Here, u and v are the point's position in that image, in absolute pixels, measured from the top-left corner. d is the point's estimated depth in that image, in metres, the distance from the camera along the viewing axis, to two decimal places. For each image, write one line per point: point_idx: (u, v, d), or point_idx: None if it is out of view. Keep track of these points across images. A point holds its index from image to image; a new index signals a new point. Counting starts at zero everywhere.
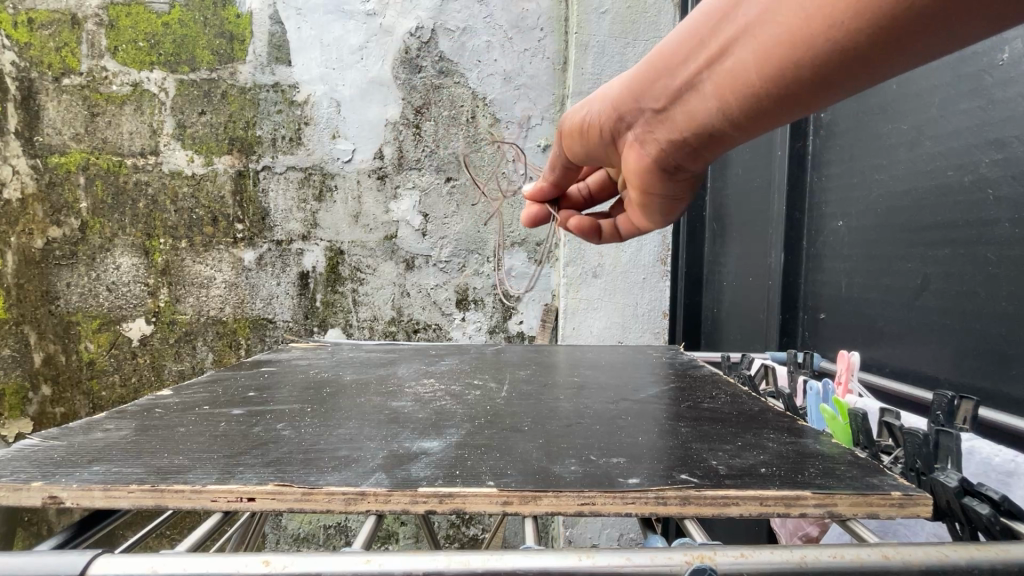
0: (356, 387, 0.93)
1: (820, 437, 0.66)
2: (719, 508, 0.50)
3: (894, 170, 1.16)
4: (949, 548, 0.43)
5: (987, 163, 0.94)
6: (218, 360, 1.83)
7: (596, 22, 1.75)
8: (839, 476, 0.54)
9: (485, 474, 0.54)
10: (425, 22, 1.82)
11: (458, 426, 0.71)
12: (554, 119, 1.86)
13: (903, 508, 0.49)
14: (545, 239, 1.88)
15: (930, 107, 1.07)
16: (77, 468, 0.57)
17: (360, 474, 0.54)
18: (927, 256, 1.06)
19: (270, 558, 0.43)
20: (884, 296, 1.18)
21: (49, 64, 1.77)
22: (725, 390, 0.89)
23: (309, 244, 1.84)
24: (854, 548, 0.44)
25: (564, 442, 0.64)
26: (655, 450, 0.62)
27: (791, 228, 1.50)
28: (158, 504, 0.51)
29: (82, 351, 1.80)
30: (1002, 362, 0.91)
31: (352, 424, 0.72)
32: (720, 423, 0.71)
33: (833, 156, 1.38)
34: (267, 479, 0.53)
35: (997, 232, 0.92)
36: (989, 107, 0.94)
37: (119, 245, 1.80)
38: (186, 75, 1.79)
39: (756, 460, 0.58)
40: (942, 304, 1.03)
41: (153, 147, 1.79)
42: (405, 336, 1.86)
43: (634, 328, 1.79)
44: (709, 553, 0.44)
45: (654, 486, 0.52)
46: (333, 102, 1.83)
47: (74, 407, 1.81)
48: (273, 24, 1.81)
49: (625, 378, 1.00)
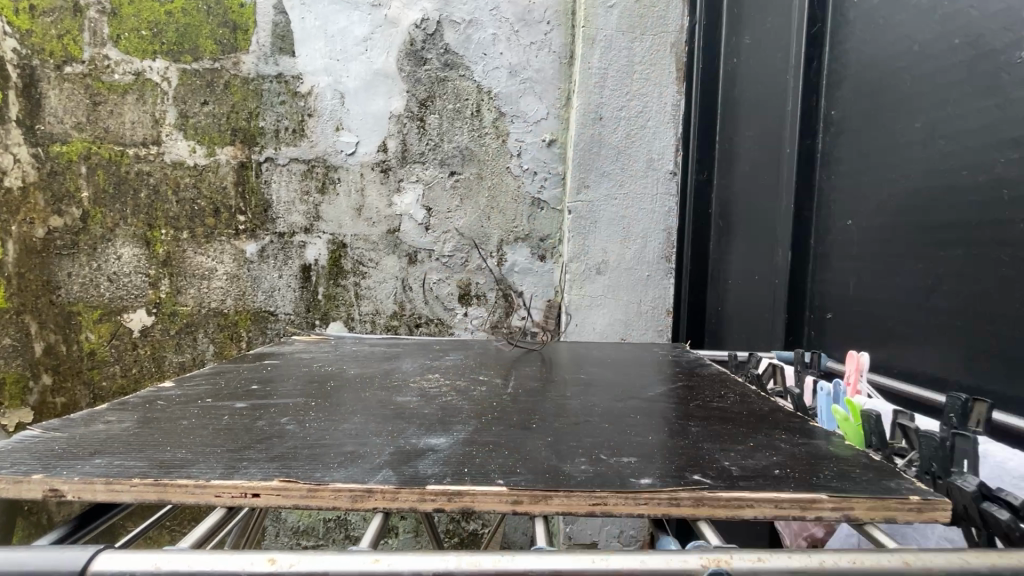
0: (360, 381, 0.92)
1: (832, 438, 0.65)
2: (733, 510, 0.49)
3: (906, 169, 1.15)
4: (971, 554, 0.42)
5: (1003, 163, 0.93)
6: (219, 352, 1.82)
7: (603, 16, 1.73)
8: (855, 479, 0.53)
9: (493, 473, 0.53)
10: (431, 13, 1.80)
11: (464, 423, 0.70)
12: (559, 113, 1.85)
13: (921, 512, 0.48)
14: (550, 234, 1.86)
15: (944, 105, 1.06)
16: (78, 461, 0.56)
17: (367, 471, 0.53)
18: (938, 257, 1.05)
19: (275, 556, 0.42)
20: (893, 297, 1.16)
21: (51, 51, 1.75)
22: (734, 389, 0.88)
23: (312, 236, 1.82)
24: (873, 554, 0.43)
25: (572, 440, 0.63)
26: (665, 450, 0.61)
27: (799, 227, 1.48)
28: (161, 498, 0.50)
29: (83, 341, 1.79)
30: (1015, 365, 0.89)
31: (357, 419, 0.71)
32: (730, 423, 0.70)
33: (844, 154, 1.36)
34: (273, 474, 0.52)
35: (1012, 233, 0.91)
36: (1006, 105, 0.93)
37: (121, 236, 1.78)
38: (188, 65, 1.77)
39: (769, 461, 0.57)
40: (954, 306, 1.01)
41: (155, 137, 1.78)
42: (407, 331, 1.84)
43: (638, 325, 1.78)
44: (725, 557, 0.43)
45: (667, 486, 0.51)
46: (338, 93, 1.81)
47: (75, 397, 1.80)
48: (276, 14, 1.79)
49: (631, 376, 0.99)
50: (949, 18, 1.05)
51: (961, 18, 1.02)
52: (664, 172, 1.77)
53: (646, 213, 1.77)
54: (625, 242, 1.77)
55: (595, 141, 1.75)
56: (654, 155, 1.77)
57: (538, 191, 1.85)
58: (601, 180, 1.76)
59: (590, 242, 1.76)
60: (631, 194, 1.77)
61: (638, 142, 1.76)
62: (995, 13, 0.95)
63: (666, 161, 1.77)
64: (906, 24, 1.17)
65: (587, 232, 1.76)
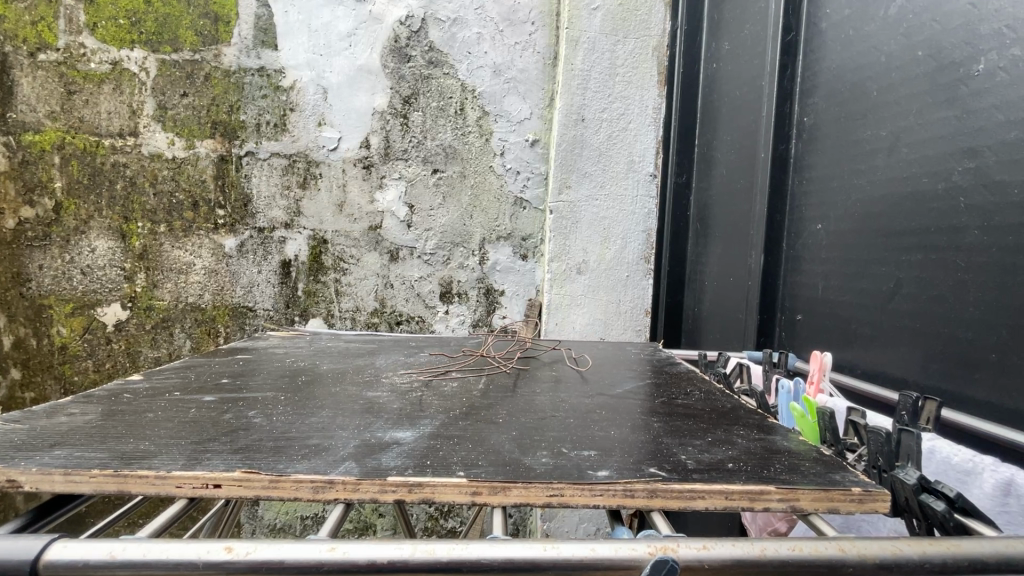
0: (332, 376, 0.92)
1: (788, 434, 0.67)
2: (685, 501, 0.50)
3: (872, 175, 1.19)
4: (904, 542, 0.45)
5: (960, 171, 0.97)
6: (196, 348, 1.80)
7: (587, 18, 1.75)
8: (804, 472, 0.55)
9: (455, 465, 0.54)
10: (416, 11, 1.80)
11: (432, 418, 0.70)
12: (543, 114, 1.86)
13: (862, 503, 0.50)
14: (531, 234, 1.87)
15: (908, 114, 1.09)
16: (36, 452, 0.55)
17: (330, 463, 0.54)
18: (900, 261, 1.09)
19: (232, 544, 0.43)
20: (858, 299, 1.20)
21: (24, 38, 1.71)
22: (700, 386, 0.91)
23: (292, 232, 1.81)
24: (812, 542, 0.45)
25: (537, 434, 0.64)
26: (626, 444, 0.62)
27: (772, 230, 1.52)
28: (121, 490, 0.51)
29: (55, 335, 1.76)
30: (967, 365, 0.93)
31: (326, 413, 0.71)
32: (692, 419, 0.72)
33: (815, 160, 1.40)
34: (235, 466, 0.53)
35: (967, 239, 0.94)
36: (963, 116, 0.97)
37: (95, 228, 1.75)
38: (168, 56, 1.75)
39: (724, 455, 0.59)
40: (912, 308, 1.05)
41: (133, 128, 1.75)
42: (388, 328, 1.84)
43: (616, 324, 1.80)
44: (672, 545, 0.45)
45: (622, 478, 0.52)
46: (321, 88, 1.80)
47: (46, 391, 1.77)
48: (259, 7, 1.77)
49: (602, 373, 1.01)
50: (914, 30, 1.08)
51: (925, 31, 1.06)
52: (644, 174, 1.80)
53: (626, 214, 1.79)
54: (604, 243, 1.79)
55: (576, 142, 1.77)
56: (635, 158, 1.79)
57: (521, 190, 1.86)
58: (582, 180, 1.78)
59: (571, 241, 1.78)
60: (611, 195, 1.79)
61: (619, 144, 1.79)
62: (955, 27, 0.99)
63: (646, 163, 1.80)
64: (874, 35, 1.21)
65: (568, 232, 1.78)
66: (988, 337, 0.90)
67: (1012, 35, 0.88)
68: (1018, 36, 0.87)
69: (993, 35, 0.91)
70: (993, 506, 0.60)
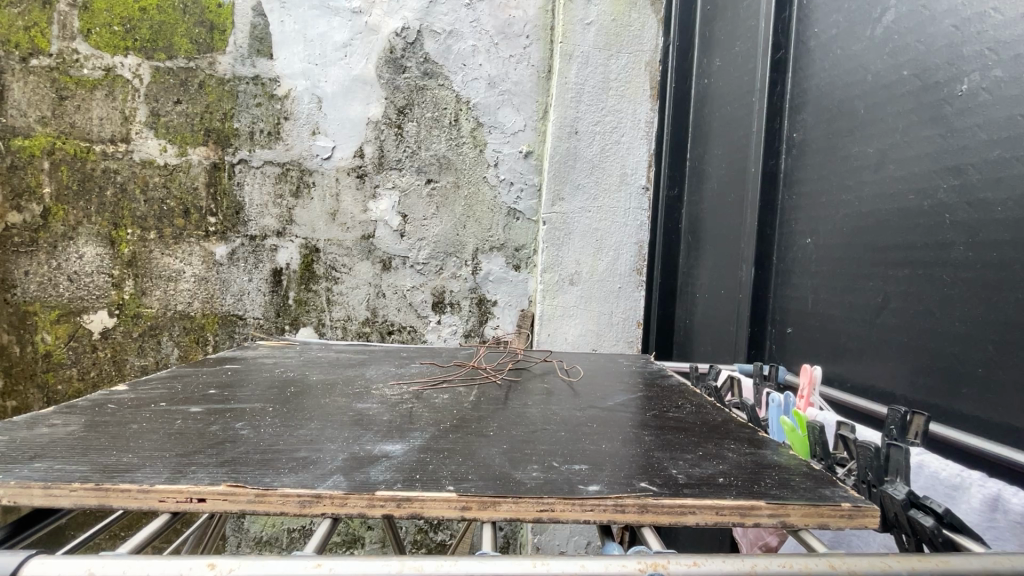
0: (322, 388, 0.91)
1: (779, 448, 0.67)
2: (676, 517, 0.50)
3: (860, 192, 1.21)
4: (893, 559, 0.45)
5: (945, 188, 0.98)
6: (184, 355, 1.77)
7: (581, 33, 1.77)
8: (794, 487, 0.55)
9: (445, 479, 0.54)
10: (412, 23, 1.81)
11: (423, 430, 0.70)
12: (537, 127, 1.87)
13: (851, 518, 0.50)
14: (524, 245, 1.87)
15: (894, 132, 1.11)
16: (16, 465, 0.54)
17: (317, 476, 0.54)
18: (888, 276, 1.10)
19: (214, 561, 0.43)
20: (848, 313, 1.21)
21: (16, 44, 1.70)
22: (692, 400, 0.91)
23: (285, 240, 1.80)
24: (802, 557, 0.45)
25: (528, 448, 0.64)
26: (618, 459, 0.62)
27: (762, 244, 1.54)
28: (102, 504, 0.50)
29: (39, 342, 1.73)
30: (954, 380, 0.94)
31: (315, 425, 0.70)
32: (682, 433, 0.72)
33: (805, 175, 1.42)
34: (220, 479, 0.52)
35: (953, 255, 0.96)
36: (948, 135, 0.99)
37: (84, 234, 1.73)
38: (162, 63, 1.75)
39: (715, 469, 0.59)
40: (901, 323, 1.06)
41: (124, 134, 1.74)
42: (379, 338, 1.83)
43: (609, 335, 1.80)
44: (662, 562, 0.45)
45: (613, 493, 0.52)
46: (315, 97, 1.81)
47: (27, 400, 1.73)
48: (256, 16, 1.78)
49: (595, 386, 1.00)
50: (900, 50, 1.11)
51: (909, 52, 1.08)
52: (636, 187, 1.81)
53: (618, 227, 1.80)
54: (596, 255, 1.79)
55: (570, 154, 1.78)
56: (627, 171, 1.80)
57: (514, 201, 1.87)
58: (575, 193, 1.78)
59: (564, 253, 1.79)
60: (604, 208, 1.80)
61: (612, 157, 1.80)
62: (939, 48, 1.01)
63: (638, 177, 1.81)
64: (861, 55, 1.24)
65: (561, 243, 1.78)
66: (975, 353, 0.91)
67: (994, 57, 0.90)
68: (1000, 58, 0.89)
69: (975, 57, 0.94)
70: (981, 521, 0.60)
